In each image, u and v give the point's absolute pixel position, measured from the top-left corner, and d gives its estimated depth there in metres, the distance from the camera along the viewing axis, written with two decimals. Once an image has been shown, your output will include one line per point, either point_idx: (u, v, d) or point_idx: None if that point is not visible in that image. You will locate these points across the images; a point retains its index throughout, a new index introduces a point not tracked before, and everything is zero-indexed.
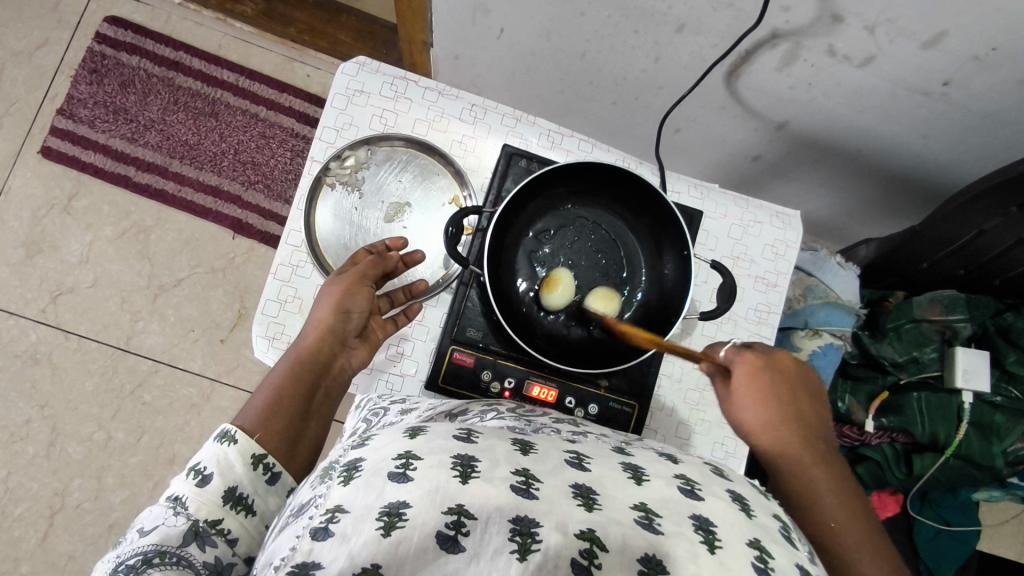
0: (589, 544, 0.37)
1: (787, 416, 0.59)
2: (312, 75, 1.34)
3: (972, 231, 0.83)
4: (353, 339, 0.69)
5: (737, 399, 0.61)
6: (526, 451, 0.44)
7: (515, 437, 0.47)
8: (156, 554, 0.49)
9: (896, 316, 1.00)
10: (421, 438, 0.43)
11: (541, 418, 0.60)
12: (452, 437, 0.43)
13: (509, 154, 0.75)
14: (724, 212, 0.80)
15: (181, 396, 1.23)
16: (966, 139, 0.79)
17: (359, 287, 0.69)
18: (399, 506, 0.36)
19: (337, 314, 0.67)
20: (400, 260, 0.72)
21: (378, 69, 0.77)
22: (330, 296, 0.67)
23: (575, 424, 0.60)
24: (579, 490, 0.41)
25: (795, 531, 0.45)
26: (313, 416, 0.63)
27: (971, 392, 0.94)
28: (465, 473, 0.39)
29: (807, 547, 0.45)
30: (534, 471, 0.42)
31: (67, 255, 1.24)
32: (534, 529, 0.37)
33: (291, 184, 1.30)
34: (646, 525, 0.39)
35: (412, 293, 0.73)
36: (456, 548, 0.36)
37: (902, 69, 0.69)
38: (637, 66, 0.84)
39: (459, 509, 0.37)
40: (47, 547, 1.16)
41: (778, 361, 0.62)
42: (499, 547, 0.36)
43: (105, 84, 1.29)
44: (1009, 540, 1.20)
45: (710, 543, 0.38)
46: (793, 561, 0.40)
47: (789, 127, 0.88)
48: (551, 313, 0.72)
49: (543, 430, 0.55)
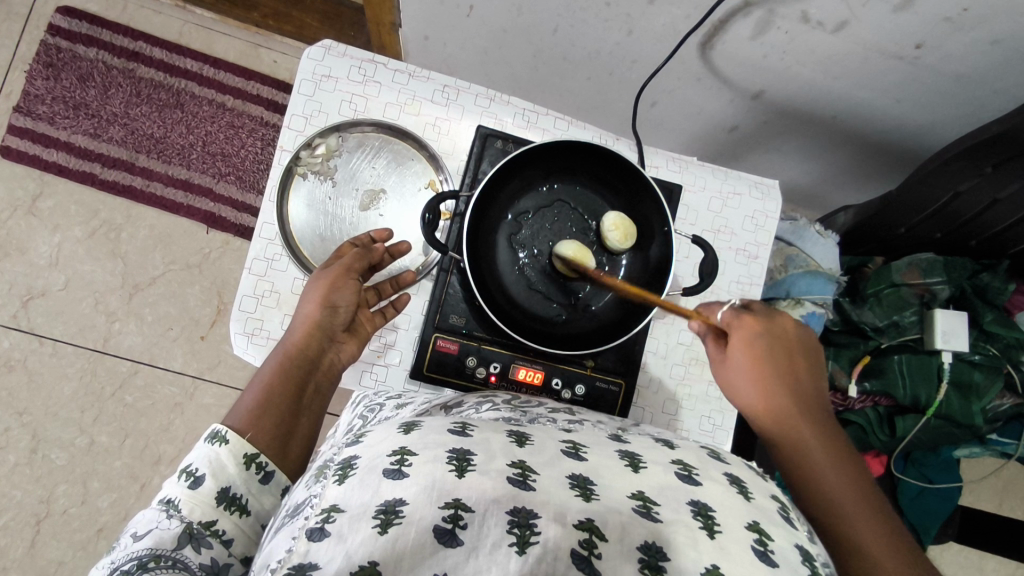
0: (588, 535, 0.37)
1: (778, 380, 0.61)
2: (279, 61, 1.31)
3: (948, 193, 0.84)
4: (341, 333, 0.68)
5: (731, 362, 0.64)
6: (522, 443, 0.43)
7: (511, 428, 0.47)
8: (151, 558, 0.47)
9: (875, 282, 1.01)
10: (416, 433, 0.42)
11: (537, 408, 0.60)
12: (446, 432, 0.43)
13: (483, 135, 0.74)
14: (703, 184, 0.79)
15: (164, 396, 1.21)
16: (940, 101, 0.79)
17: (345, 279, 0.68)
18: (395, 503, 0.36)
19: (324, 308, 0.66)
20: (386, 252, 0.71)
21: (344, 52, 0.75)
22: (315, 290, 0.66)
23: (570, 413, 0.59)
24: (576, 480, 0.40)
25: (793, 511, 0.46)
26: (305, 412, 0.63)
27: (950, 352, 0.96)
28: (460, 467, 0.38)
29: (806, 527, 0.45)
30: (530, 463, 0.41)
31: (35, 258, 1.21)
32: (533, 520, 0.37)
33: (264, 174, 1.27)
34: (644, 513, 0.39)
35: (400, 284, 0.72)
36: (454, 542, 0.35)
37: (875, 33, 0.68)
38: (611, 39, 0.82)
39: (456, 504, 0.36)
40: (34, 555, 1.14)
41: (775, 325, 0.64)
42: (498, 540, 0.36)
43: (63, 78, 1.24)
44: (988, 494, 1.23)
45: (709, 528, 0.39)
46: (792, 542, 0.41)
47: (765, 97, 0.87)
48: (544, 297, 0.72)
49: (540, 420, 0.54)
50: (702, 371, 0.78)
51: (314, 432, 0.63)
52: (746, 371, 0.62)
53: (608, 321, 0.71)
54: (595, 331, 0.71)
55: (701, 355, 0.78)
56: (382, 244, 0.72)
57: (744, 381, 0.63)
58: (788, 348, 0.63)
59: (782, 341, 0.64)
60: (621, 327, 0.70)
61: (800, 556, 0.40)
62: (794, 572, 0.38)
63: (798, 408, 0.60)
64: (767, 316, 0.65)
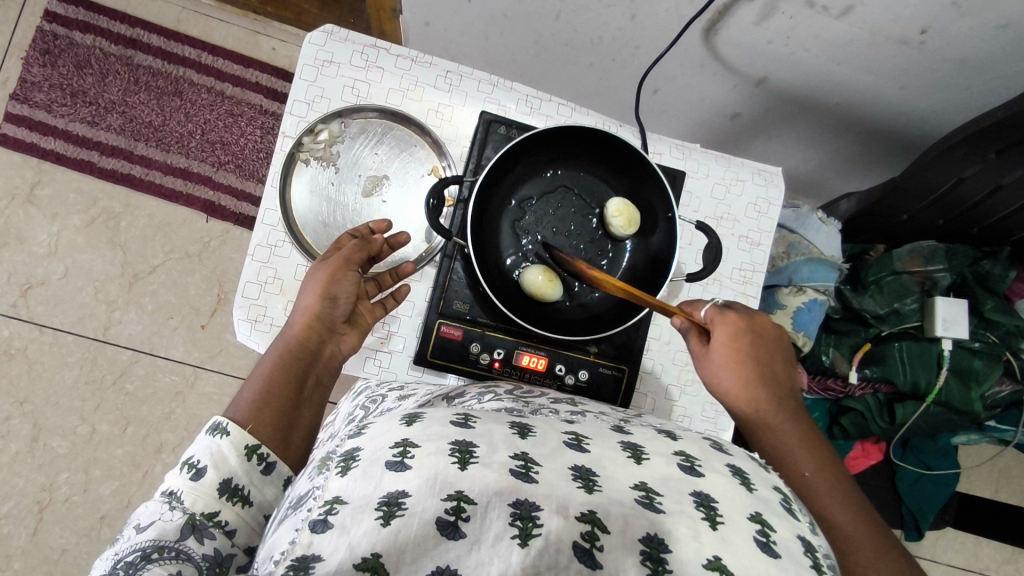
0: (590, 527, 0.37)
1: (758, 379, 0.62)
2: (277, 48, 1.30)
3: (951, 179, 0.84)
4: (342, 324, 0.68)
5: (712, 358, 0.64)
6: (524, 435, 0.43)
7: (513, 420, 0.46)
8: (154, 549, 0.48)
9: (877, 269, 1.01)
10: (418, 425, 0.42)
11: (539, 399, 0.60)
12: (449, 424, 0.42)
13: (487, 121, 0.73)
14: (706, 171, 0.79)
15: (165, 385, 1.21)
16: (943, 88, 0.79)
17: (344, 271, 0.67)
18: (398, 495, 0.36)
19: (323, 300, 0.65)
20: (384, 242, 0.71)
21: (346, 37, 0.74)
22: (314, 281, 0.66)
23: (573, 404, 0.59)
24: (579, 472, 0.40)
25: (796, 502, 0.46)
26: (306, 403, 0.63)
27: (949, 340, 0.97)
28: (463, 459, 0.38)
29: (808, 518, 0.45)
30: (533, 454, 0.41)
31: (34, 247, 1.20)
32: (535, 513, 0.37)
33: (263, 162, 1.27)
34: (648, 505, 0.39)
35: (399, 275, 0.72)
36: (456, 535, 0.35)
37: (880, 18, 0.68)
38: (614, 25, 0.82)
39: (459, 495, 0.37)
40: (37, 543, 1.15)
41: (757, 323, 0.65)
42: (500, 532, 0.36)
43: (60, 65, 1.23)
44: (984, 481, 1.25)
45: (712, 519, 0.39)
46: (794, 533, 0.41)
47: (768, 83, 0.87)
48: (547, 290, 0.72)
49: (543, 411, 0.54)
50: None
51: (314, 423, 0.64)
52: (728, 366, 0.63)
53: (613, 307, 0.71)
54: (595, 319, 0.71)
55: None
56: (381, 236, 0.72)
57: (727, 375, 0.63)
58: (768, 344, 0.64)
59: (765, 342, 0.64)
60: (628, 311, 0.69)
61: (802, 547, 0.40)
62: (795, 563, 0.38)
63: (777, 403, 0.61)
64: (749, 314, 0.65)
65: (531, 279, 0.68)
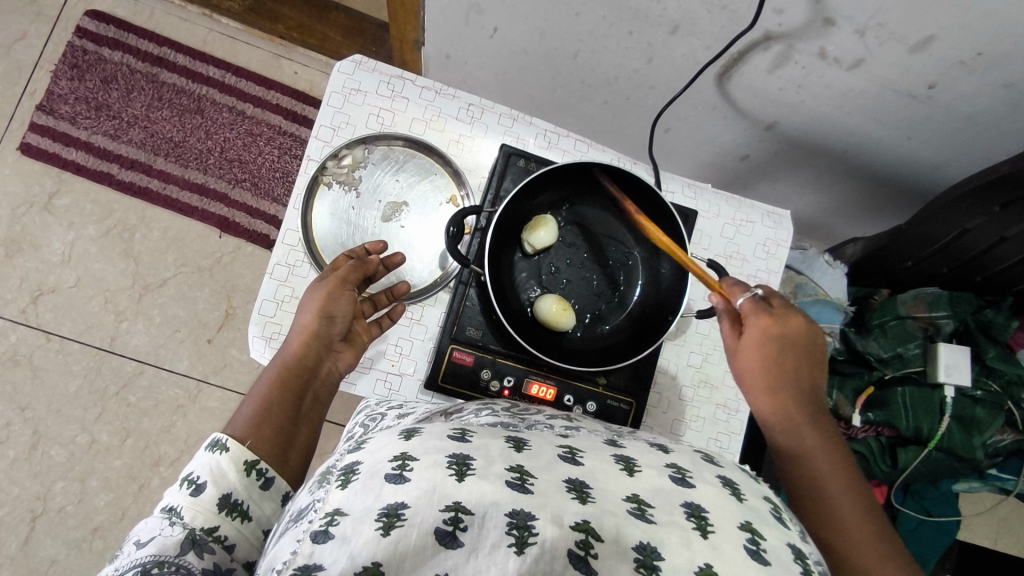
0: (584, 536, 0.37)
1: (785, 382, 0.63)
2: (299, 72, 1.33)
3: (956, 230, 0.85)
4: (338, 342, 0.69)
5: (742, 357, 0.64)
6: (519, 448, 0.44)
7: (509, 435, 0.47)
8: (154, 564, 0.47)
9: (881, 313, 1.04)
10: (416, 439, 0.42)
11: (536, 415, 0.60)
12: (446, 437, 0.43)
13: (506, 153, 0.75)
14: (717, 211, 0.81)
15: (168, 397, 1.21)
16: (949, 141, 0.82)
17: (341, 290, 0.68)
18: (397, 506, 0.36)
19: (322, 318, 0.66)
20: (380, 263, 0.72)
21: (374, 68, 0.77)
22: (312, 301, 0.67)
23: (568, 420, 0.60)
24: (572, 485, 0.41)
25: (785, 511, 0.46)
26: (303, 421, 0.63)
27: (953, 387, 0.98)
28: (460, 471, 0.39)
29: (799, 527, 0.46)
30: (528, 467, 0.41)
31: (48, 255, 1.22)
32: (531, 522, 0.37)
33: (279, 182, 1.29)
34: (640, 515, 0.40)
35: (394, 295, 0.72)
36: (455, 544, 0.36)
37: (889, 72, 0.71)
38: (630, 66, 0.85)
39: (456, 506, 0.37)
40: (28, 552, 1.13)
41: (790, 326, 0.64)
42: (496, 541, 0.36)
43: (87, 80, 1.26)
44: (985, 530, 1.24)
45: (702, 528, 0.39)
46: (784, 540, 0.41)
47: (778, 128, 0.90)
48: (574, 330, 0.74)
49: (537, 426, 0.54)
50: (710, 394, 0.79)
51: (311, 441, 0.64)
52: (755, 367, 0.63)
53: (622, 341, 0.73)
54: (606, 353, 0.72)
55: (710, 378, 0.79)
56: (376, 256, 0.73)
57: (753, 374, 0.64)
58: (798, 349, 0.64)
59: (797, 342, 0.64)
60: (636, 347, 0.72)
61: (792, 554, 0.41)
62: (786, 570, 0.39)
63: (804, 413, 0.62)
64: (783, 315, 0.64)
65: (544, 307, 0.70)
